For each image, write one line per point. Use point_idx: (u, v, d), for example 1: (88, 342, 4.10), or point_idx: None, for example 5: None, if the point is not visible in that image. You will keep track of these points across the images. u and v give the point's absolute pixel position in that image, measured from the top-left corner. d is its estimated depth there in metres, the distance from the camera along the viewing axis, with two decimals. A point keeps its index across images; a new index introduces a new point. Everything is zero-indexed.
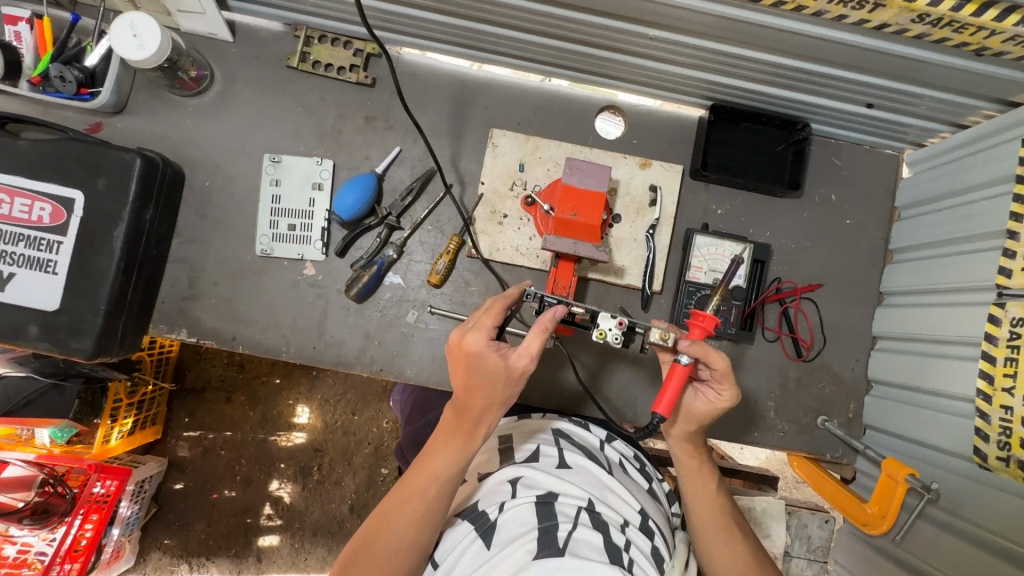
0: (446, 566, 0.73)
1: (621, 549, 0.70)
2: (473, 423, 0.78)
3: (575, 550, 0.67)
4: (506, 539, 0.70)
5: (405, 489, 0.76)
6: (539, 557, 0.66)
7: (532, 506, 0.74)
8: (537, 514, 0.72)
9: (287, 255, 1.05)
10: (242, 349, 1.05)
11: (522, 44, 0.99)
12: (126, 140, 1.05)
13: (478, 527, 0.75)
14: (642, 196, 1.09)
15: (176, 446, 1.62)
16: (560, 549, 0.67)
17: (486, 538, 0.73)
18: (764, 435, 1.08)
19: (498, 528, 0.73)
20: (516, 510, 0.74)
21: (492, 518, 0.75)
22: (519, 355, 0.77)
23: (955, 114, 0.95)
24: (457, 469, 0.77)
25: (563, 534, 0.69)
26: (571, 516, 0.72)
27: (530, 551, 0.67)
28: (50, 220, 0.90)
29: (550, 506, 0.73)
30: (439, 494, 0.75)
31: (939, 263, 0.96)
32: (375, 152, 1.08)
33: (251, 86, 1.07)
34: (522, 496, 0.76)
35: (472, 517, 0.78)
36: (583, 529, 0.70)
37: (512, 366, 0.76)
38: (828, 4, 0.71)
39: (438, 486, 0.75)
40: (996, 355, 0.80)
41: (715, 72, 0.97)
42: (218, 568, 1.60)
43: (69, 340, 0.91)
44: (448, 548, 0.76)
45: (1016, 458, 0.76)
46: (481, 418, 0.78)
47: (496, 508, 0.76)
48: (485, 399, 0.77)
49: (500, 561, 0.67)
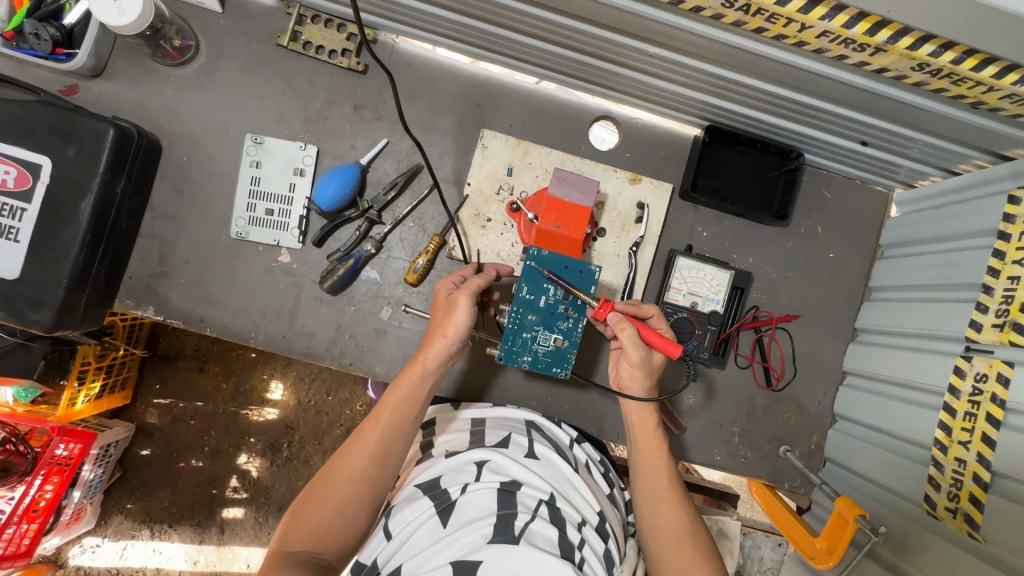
0: (400, 538, 0.74)
1: (574, 546, 0.72)
2: (423, 358, 0.88)
3: (530, 539, 0.68)
4: (463, 521, 0.72)
5: (362, 426, 0.84)
6: (492, 542, 0.67)
7: (494, 492, 0.75)
8: (498, 502, 0.74)
9: (262, 240, 1.02)
10: (210, 332, 1.03)
11: (525, 47, 0.96)
12: (102, 106, 1.01)
13: (437, 505, 0.76)
14: (629, 212, 1.07)
15: (145, 412, 1.61)
16: (516, 537, 0.68)
17: (443, 516, 0.74)
18: (726, 458, 1.09)
19: (457, 508, 0.74)
20: (476, 495, 0.75)
21: (452, 498, 0.76)
22: (460, 292, 0.88)
23: (947, 161, 0.95)
24: (409, 401, 0.85)
25: (521, 523, 0.70)
26: (530, 507, 0.74)
27: (486, 535, 0.68)
28: (14, 184, 0.87)
29: (512, 496, 0.75)
30: (390, 426, 0.83)
31: (913, 307, 0.96)
32: (361, 142, 1.05)
33: (238, 62, 1.03)
34: (486, 481, 0.77)
35: (432, 493, 0.77)
36: (541, 522, 0.72)
37: (453, 300, 0.88)
38: (830, 43, 0.69)
39: (389, 418, 0.84)
40: (957, 409, 0.81)
41: (713, 95, 0.95)
42: (179, 536, 1.60)
43: (27, 311, 0.88)
44: (401, 522, 0.76)
45: (963, 510, 0.78)
46: (430, 352, 0.87)
47: (458, 488, 0.77)
48: (435, 335, 0.88)
49: (454, 542, 0.68)
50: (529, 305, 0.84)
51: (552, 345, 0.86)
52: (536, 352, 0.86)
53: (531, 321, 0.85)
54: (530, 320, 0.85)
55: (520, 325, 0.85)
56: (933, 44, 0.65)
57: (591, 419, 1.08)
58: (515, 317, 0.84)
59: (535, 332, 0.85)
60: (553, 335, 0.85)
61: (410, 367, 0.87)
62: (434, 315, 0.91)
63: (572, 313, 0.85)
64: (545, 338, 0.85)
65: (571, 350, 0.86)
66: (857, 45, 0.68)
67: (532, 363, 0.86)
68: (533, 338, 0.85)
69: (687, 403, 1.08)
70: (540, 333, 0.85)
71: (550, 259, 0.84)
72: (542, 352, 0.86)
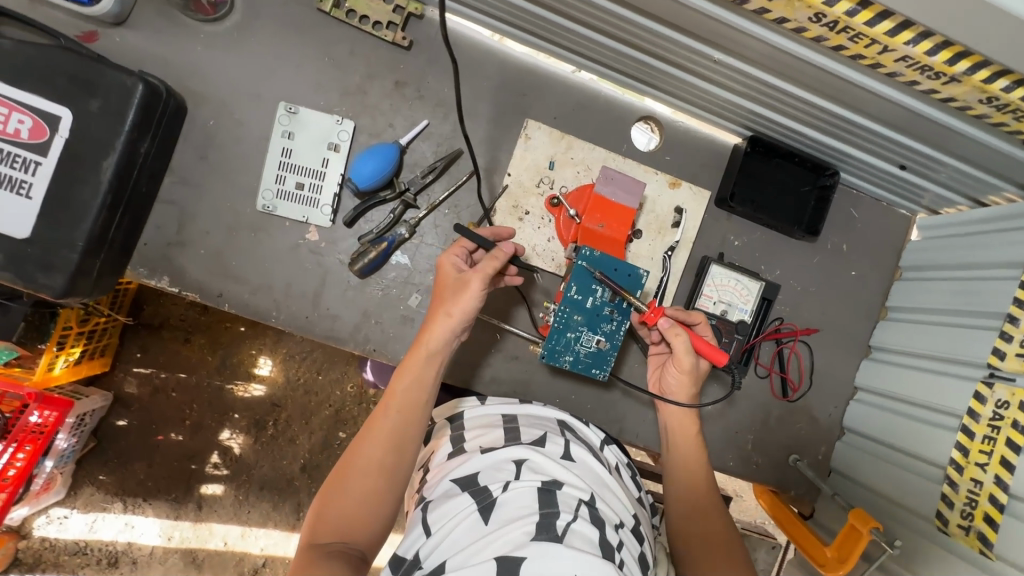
0: (439, 534, 0.73)
1: (614, 548, 0.72)
2: (429, 341, 0.84)
3: (571, 541, 0.68)
4: (505, 519, 0.71)
5: (375, 414, 0.81)
6: (535, 539, 0.67)
7: (535, 492, 0.74)
8: (539, 501, 0.73)
9: (290, 216, 0.98)
10: (228, 308, 0.98)
11: (581, 39, 0.93)
12: (124, 58, 0.94)
13: (478, 501, 0.75)
14: (666, 216, 1.07)
15: (123, 381, 1.53)
16: (558, 536, 0.68)
17: (484, 513, 0.73)
18: (738, 464, 1.12)
19: (499, 505, 0.73)
20: (518, 493, 0.74)
21: (494, 495, 0.75)
22: (464, 271, 0.86)
23: (976, 190, 0.98)
24: (419, 386, 0.83)
25: (563, 523, 0.70)
26: (572, 507, 0.73)
27: (529, 534, 0.68)
28: (29, 136, 0.80)
29: (553, 495, 0.74)
30: (403, 411, 0.81)
31: (930, 329, 0.99)
32: (400, 122, 1.01)
33: (275, 24, 0.97)
34: (527, 479, 0.76)
35: (472, 490, 0.77)
36: (583, 523, 0.71)
37: (459, 279, 0.85)
38: (906, 69, 0.70)
39: (400, 404, 0.81)
40: (975, 431, 0.85)
41: (762, 106, 0.95)
42: (154, 511, 1.54)
43: (37, 274, 0.81)
44: (441, 517, 0.76)
45: (976, 529, 0.82)
46: (434, 333, 0.84)
47: (499, 486, 0.76)
48: (439, 316, 0.85)
49: (497, 539, 0.68)
50: (576, 305, 0.84)
51: (594, 345, 0.86)
52: (578, 352, 0.86)
53: (576, 321, 0.84)
54: (575, 320, 0.84)
55: (565, 325, 0.84)
56: (1008, 80, 0.66)
57: (612, 419, 1.08)
58: (561, 317, 0.84)
59: (579, 332, 0.85)
60: (595, 337, 0.85)
61: (415, 352, 0.84)
62: (437, 294, 0.87)
63: (617, 315, 0.85)
64: (587, 339, 0.85)
65: (611, 352, 0.86)
66: (933, 73, 0.68)
67: (572, 363, 0.86)
68: (576, 339, 0.85)
69: (705, 409, 1.10)
70: (584, 334, 0.85)
71: (601, 261, 0.83)
72: (583, 353, 0.86)
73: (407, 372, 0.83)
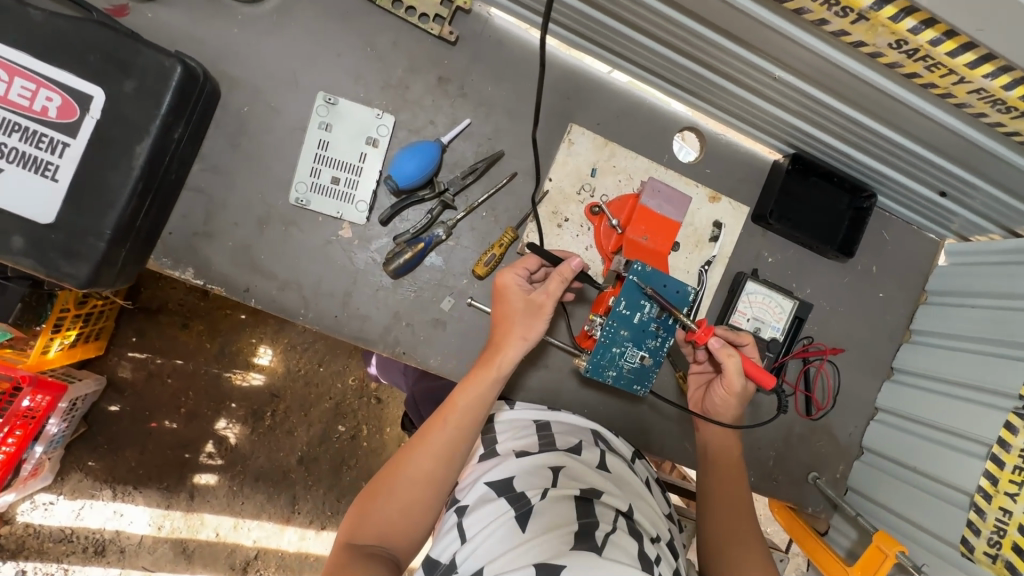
0: (474, 540, 0.71)
1: (653, 561, 0.71)
2: (495, 360, 0.82)
3: (611, 552, 0.66)
4: (542, 527, 0.69)
5: (430, 424, 0.79)
6: (574, 548, 0.65)
7: (573, 502, 0.73)
8: (577, 511, 0.72)
9: (323, 211, 0.94)
10: (254, 303, 0.94)
11: (635, 46, 0.91)
12: (156, 35, 0.89)
13: (515, 509, 0.73)
14: (704, 229, 1.05)
15: (118, 365, 1.48)
16: (598, 547, 0.66)
17: (522, 520, 0.70)
18: (759, 480, 1.12)
19: (536, 514, 0.71)
20: (557, 501, 0.72)
21: (532, 502, 0.73)
22: (534, 292, 0.84)
23: (1011, 220, 0.98)
24: (479, 403, 0.80)
25: (602, 534, 0.69)
26: (610, 520, 0.72)
27: (568, 543, 0.66)
28: (58, 115, 0.75)
29: (592, 506, 0.73)
30: (460, 427, 0.78)
31: (957, 355, 1.00)
32: (441, 119, 0.98)
33: (317, 10, 0.93)
34: (565, 488, 0.75)
35: (509, 495, 0.75)
36: (621, 534, 0.71)
37: (529, 300, 0.84)
38: (977, 100, 0.69)
39: (458, 419, 0.78)
40: (1005, 461, 0.86)
41: (811, 125, 0.94)
42: (144, 499, 1.49)
43: (60, 262, 0.77)
44: (476, 522, 0.73)
45: (1004, 557, 0.84)
46: (503, 352, 0.82)
47: (538, 493, 0.74)
48: (509, 335, 0.83)
49: (535, 547, 0.66)
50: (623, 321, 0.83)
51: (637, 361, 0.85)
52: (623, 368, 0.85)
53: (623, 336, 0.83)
54: (622, 335, 0.83)
55: (611, 339, 0.83)
56: None
57: (638, 431, 1.08)
58: (609, 331, 0.83)
59: (624, 348, 0.84)
60: (640, 353, 0.84)
61: (481, 370, 0.81)
62: (506, 311, 0.85)
63: (662, 331, 0.84)
64: (632, 355, 0.84)
65: (655, 369, 0.85)
66: (1004, 106, 0.68)
67: (615, 378, 0.85)
68: (621, 354, 0.84)
69: None
70: (629, 349, 0.84)
71: (651, 275, 0.83)
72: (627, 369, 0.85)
73: (468, 388, 0.80)
